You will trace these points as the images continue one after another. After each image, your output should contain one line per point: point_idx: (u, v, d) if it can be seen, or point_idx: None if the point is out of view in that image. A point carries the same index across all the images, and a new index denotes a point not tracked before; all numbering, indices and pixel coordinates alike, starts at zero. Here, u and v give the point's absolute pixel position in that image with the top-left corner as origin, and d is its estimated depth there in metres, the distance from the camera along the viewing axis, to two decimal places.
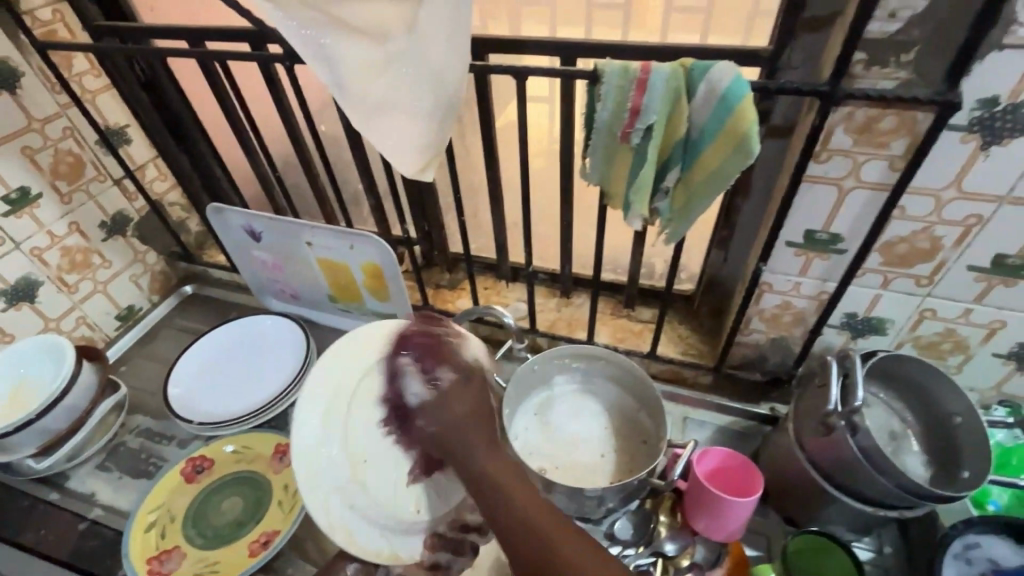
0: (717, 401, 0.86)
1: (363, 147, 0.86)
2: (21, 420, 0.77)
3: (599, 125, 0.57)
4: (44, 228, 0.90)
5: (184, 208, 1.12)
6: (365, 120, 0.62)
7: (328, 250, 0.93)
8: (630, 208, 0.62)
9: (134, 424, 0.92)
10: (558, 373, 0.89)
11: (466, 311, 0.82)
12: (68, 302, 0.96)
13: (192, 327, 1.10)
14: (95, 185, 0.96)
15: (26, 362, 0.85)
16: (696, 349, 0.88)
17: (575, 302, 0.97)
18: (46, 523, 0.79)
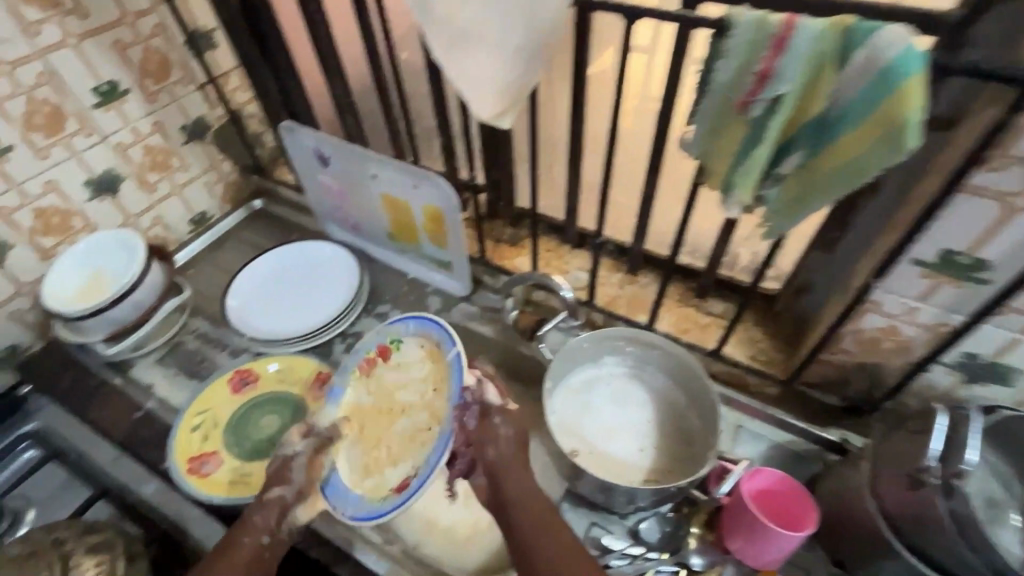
0: (778, 416, 0.78)
1: (441, 80, 0.80)
2: (93, 307, 0.81)
3: (714, 87, 0.48)
4: (130, 124, 0.92)
5: (262, 121, 1.12)
6: (446, 52, 0.56)
7: (392, 186, 0.89)
8: (730, 192, 0.54)
9: (194, 327, 0.96)
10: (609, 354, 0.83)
11: (522, 277, 0.77)
12: (147, 200, 0.99)
13: (257, 241, 1.12)
14: (180, 88, 0.97)
15: (104, 253, 0.89)
16: (767, 357, 0.80)
17: (640, 282, 0.89)
18: (108, 405, 0.85)
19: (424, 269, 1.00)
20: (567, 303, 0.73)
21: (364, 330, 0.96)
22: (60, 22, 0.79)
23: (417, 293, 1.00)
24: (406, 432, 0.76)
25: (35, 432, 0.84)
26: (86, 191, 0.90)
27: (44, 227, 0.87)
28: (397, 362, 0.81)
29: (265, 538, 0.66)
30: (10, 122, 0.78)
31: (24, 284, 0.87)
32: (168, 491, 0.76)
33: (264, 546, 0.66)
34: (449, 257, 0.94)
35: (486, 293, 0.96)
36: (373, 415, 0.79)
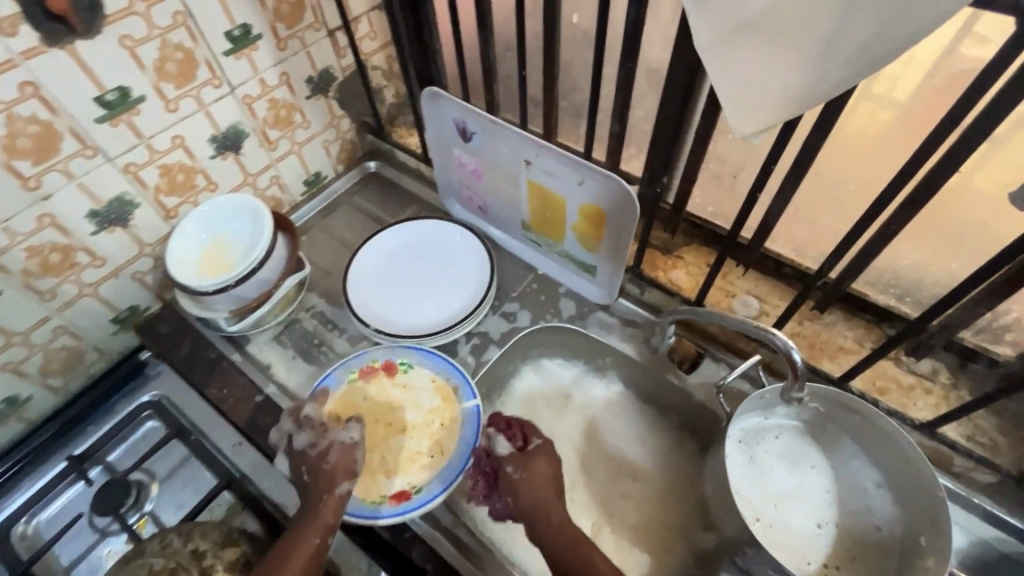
0: (987, 507, 0.64)
1: (635, 57, 0.65)
2: (221, 283, 0.76)
3: None
4: (258, 75, 0.82)
5: (386, 75, 1.00)
6: (719, 42, 0.42)
7: (546, 176, 0.77)
8: None
9: (310, 303, 0.90)
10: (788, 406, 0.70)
11: (719, 317, 0.64)
12: (266, 159, 0.91)
13: (371, 210, 1.03)
14: (311, 35, 0.85)
15: (228, 220, 0.82)
16: (987, 441, 0.67)
17: (824, 320, 0.76)
18: (228, 383, 0.81)
19: (559, 267, 0.89)
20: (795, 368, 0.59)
21: (490, 329, 0.87)
22: None
23: (548, 293, 0.90)
24: (406, 450, 0.72)
25: (156, 402, 0.81)
26: (211, 148, 0.82)
27: (168, 186, 0.80)
28: (402, 384, 0.78)
29: (329, 538, 0.60)
30: (143, 70, 0.69)
31: (147, 244, 0.82)
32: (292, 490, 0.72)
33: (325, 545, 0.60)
34: (596, 262, 0.82)
35: (631, 305, 0.85)
36: (367, 421, 0.75)
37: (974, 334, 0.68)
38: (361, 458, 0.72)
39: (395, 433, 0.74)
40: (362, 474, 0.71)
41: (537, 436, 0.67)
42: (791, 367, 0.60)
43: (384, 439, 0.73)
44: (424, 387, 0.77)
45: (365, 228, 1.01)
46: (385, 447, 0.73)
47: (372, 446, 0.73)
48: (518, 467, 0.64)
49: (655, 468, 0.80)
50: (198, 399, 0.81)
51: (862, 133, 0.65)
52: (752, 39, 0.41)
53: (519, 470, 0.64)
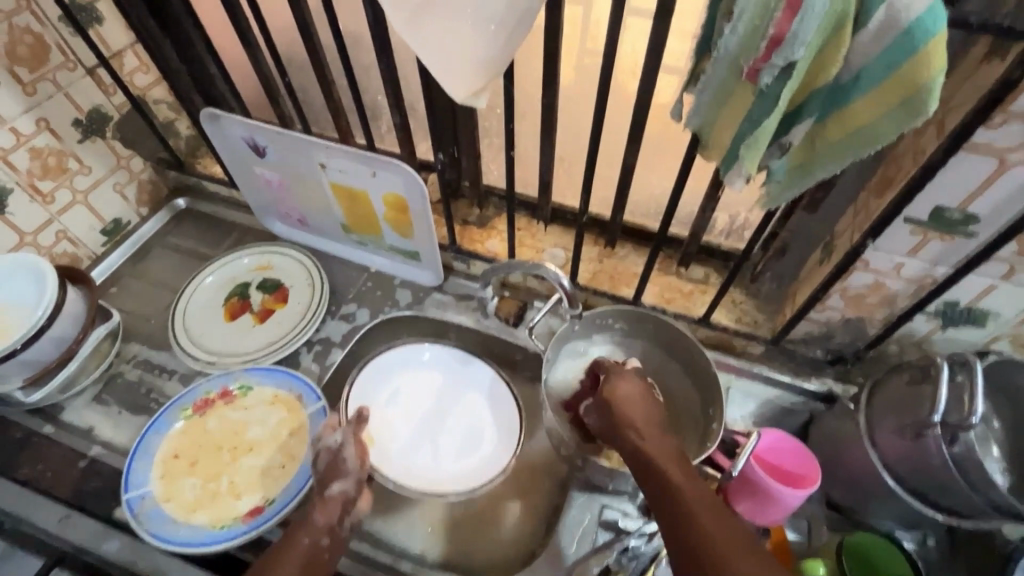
0: (765, 373, 0.80)
1: (390, 51, 0.71)
2: (5, 350, 0.69)
3: (721, 54, 0.44)
4: (6, 124, 0.76)
5: (172, 107, 0.97)
6: (410, 25, 0.49)
7: (345, 175, 0.79)
8: (732, 164, 0.51)
9: (131, 353, 0.84)
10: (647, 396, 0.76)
11: (504, 266, 0.71)
12: (44, 214, 0.84)
13: (187, 247, 0.99)
14: (64, 75, 0.81)
15: (5, 285, 0.75)
16: (751, 318, 0.81)
17: (618, 254, 0.87)
18: (42, 459, 0.74)
19: (388, 261, 0.93)
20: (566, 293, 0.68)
21: (331, 334, 0.88)
22: None
23: (384, 288, 0.93)
24: (254, 468, 0.71)
25: None
26: None
27: None
28: (242, 406, 0.76)
29: (324, 539, 0.61)
30: None
31: None
32: (132, 544, 0.67)
33: (322, 547, 0.60)
34: (416, 247, 0.86)
35: (461, 280, 0.92)
36: (209, 449, 0.72)
37: (725, 238, 0.83)
38: (205, 487, 0.70)
39: (240, 455, 0.72)
40: (209, 504, 0.68)
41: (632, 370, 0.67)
42: (565, 294, 0.69)
43: (231, 462, 0.72)
44: (266, 403, 0.76)
45: (184, 267, 0.97)
46: (231, 472, 0.71)
47: (218, 472, 0.71)
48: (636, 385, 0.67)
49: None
50: None
51: None
52: (434, 20, 0.48)
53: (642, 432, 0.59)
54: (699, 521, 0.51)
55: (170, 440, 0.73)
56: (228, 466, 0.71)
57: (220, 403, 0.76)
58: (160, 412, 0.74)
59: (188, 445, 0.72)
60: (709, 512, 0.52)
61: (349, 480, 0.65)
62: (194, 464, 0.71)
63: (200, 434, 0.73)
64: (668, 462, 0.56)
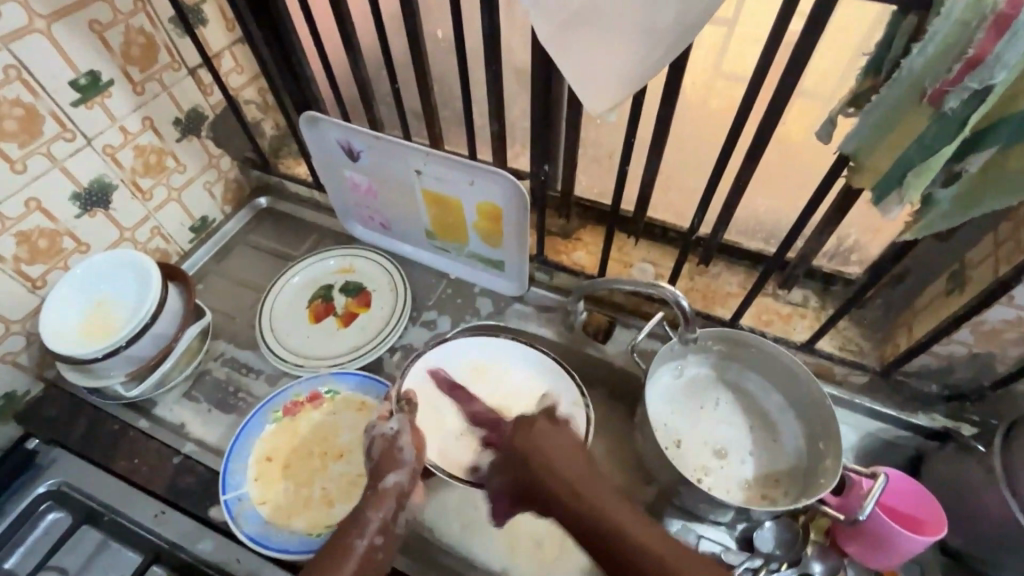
0: (868, 405, 0.75)
1: (499, 59, 0.69)
2: (111, 345, 0.70)
3: (901, 75, 0.41)
4: (116, 122, 0.77)
5: (261, 108, 0.98)
6: (559, 34, 0.47)
7: (440, 182, 0.79)
8: (889, 192, 0.49)
9: (218, 351, 0.85)
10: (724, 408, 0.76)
11: (614, 282, 0.69)
12: (143, 211, 0.86)
13: (270, 247, 1.00)
14: (170, 74, 0.82)
15: (109, 280, 0.76)
16: (855, 346, 0.77)
17: (711, 272, 0.84)
18: (137, 453, 0.74)
19: (470, 269, 0.92)
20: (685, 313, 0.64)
21: (413, 341, 0.87)
22: (23, 0, 0.63)
23: (464, 296, 0.92)
24: (346, 475, 0.71)
25: (54, 491, 0.73)
26: (75, 207, 0.76)
27: (30, 254, 0.73)
28: (331, 412, 0.76)
29: (378, 538, 0.60)
30: None
31: (15, 322, 0.74)
32: (226, 544, 0.67)
33: (376, 548, 0.60)
34: (503, 256, 0.85)
35: (541, 290, 0.90)
36: (301, 454, 0.72)
37: (828, 260, 0.79)
38: (299, 492, 0.70)
39: (331, 461, 0.72)
40: (304, 509, 0.68)
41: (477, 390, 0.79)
42: (682, 314, 0.66)
43: (323, 468, 0.72)
44: (355, 410, 0.75)
45: (267, 266, 0.97)
46: (322, 478, 0.71)
47: (310, 477, 0.71)
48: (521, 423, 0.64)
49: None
50: (104, 478, 0.73)
51: (706, 103, 0.73)
52: (583, 31, 0.46)
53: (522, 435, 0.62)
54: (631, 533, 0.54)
55: (263, 444, 0.73)
56: (320, 472, 0.71)
57: (309, 407, 0.76)
58: (254, 413, 0.74)
59: (280, 449, 0.72)
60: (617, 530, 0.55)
61: (403, 472, 0.64)
62: (287, 468, 0.71)
63: (291, 438, 0.73)
64: (566, 469, 0.58)
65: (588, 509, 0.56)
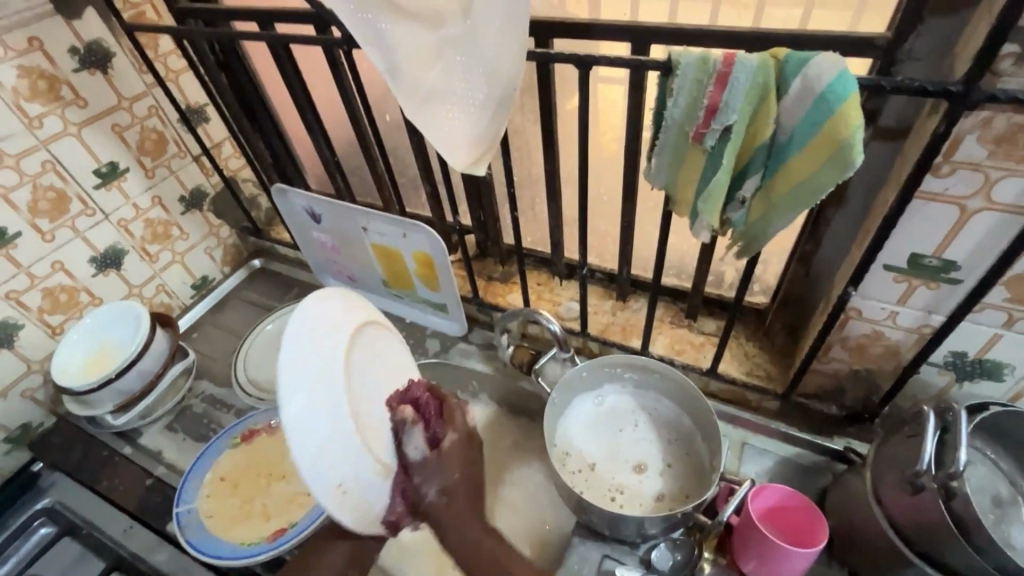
0: (783, 429, 0.78)
1: (420, 133, 0.84)
2: (103, 378, 0.84)
3: (669, 123, 0.51)
4: (130, 200, 0.96)
5: (256, 184, 1.17)
6: (417, 110, 0.59)
7: (383, 236, 0.92)
8: (697, 218, 0.56)
9: (200, 389, 0.98)
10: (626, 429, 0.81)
11: (515, 313, 0.80)
12: (149, 271, 1.03)
13: (258, 301, 1.15)
14: (177, 161, 1.02)
15: (112, 328, 0.92)
16: (763, 371, 0.80)
17: (631, 307, 0.91)
18: (118, 475, 0.86)
19: (420, 312, 1.03)
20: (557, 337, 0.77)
21: None
22: (62, 113, 0.84)
23: (416, 337, 1.02)
24: (286, 494, 0.79)
25: (49, 508, 0.85)
26: (92, 268, 0.94)
27: (52, 305, 0.90)
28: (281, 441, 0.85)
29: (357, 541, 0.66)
30: (18, 210, 0.82)
31: (35, 362, 0.90)
32: (177, 556, 0.76)
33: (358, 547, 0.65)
34: (444, 300, 0.96)
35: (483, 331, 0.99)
36: (249, 476, 0.82)
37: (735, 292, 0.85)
38: (244, 509, 0.78)
39: (274, 482, 0.81)
40: (244, 524, 0.77)
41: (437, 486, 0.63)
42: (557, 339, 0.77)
43: (267, 488, 0.80)
44: None
45: (253, 316, 1.12)
46: (265, 498, 0.79)
47: (255, 495, 0.80)
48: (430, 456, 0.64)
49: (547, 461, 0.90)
50: (89, 496, 0.85)
51: None
52: (435, 107, 0.58)
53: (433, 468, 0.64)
54: (503, 545, 0.62)
55: (218, 466, 0.83)
56: (265, 493, 0.80)
57: (261, 434, 0.86)
58: (216, 438, 0.85)
59: (232, 469, 0.82)
60: (482, 552, 0.62)
61: None
62: (235, 487, 0.81)
63: (242, 461, 0.83)
64: (480, 540, 0.62)
65: (490, 553, 0.62)
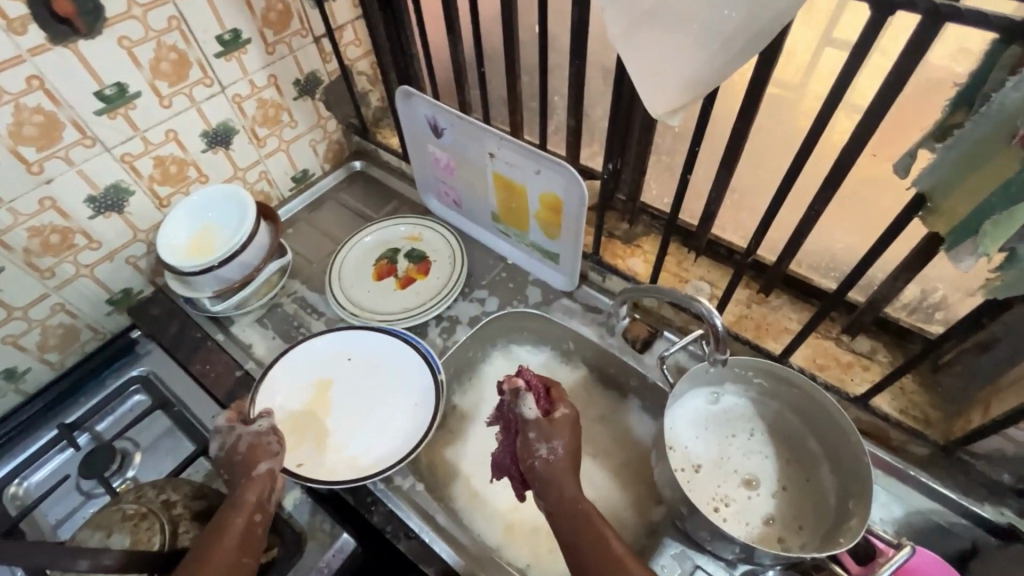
0: (923, 479, 0.67)
1: (584, 56, 0.71)
2: (206, 263, 0.82)
3: (990, 110, 0.37)
4: (247, 76, 0.89)
5: (370, 79, 1.07)
6: (629, 31, 0.47)
7: (509, 167, 0.82)
8: (963, 239, 0.44)
9: (292, 289, 0.96)
10: (739, 436, 0.73)
11: (655, 290, 0.69)
12: (255, 155, 0.98)
13: (354, 206, 1.09)
14: (297, 40, 0.92)
15: (217, 210, 0.89)
16: (920, 414, 0.70)
17: (770, 303, 0.80)
18: (210, 360, 0.86)
19: (526, 256, 0.94)
20: (717, 334, 0.62)
21: (459, 314, 0.92)
22: None
23: (516, 281, 0.95)
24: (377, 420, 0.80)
25: (144, 377, 0.87)
26: (202, 143, 0.89)
27: (161, 176, 0.86)
28: (376, 365, 0.85)
29: (257, 515, 0.62)
30: (139, 68, 0.76)
31: (142, 230, 0.88)
32: None
33: (257, 522, 0.61)
34: (559, 249, 0.87)
35: (591, 292, 0.90)
36: (342, 389, 0.83)
37: (908, 314, 0.72)
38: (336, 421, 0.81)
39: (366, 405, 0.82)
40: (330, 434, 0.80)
41: (548, 445, 0.65)
42: (714, 333, 0.63)
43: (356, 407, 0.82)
44: (400, 367, 0.84)
45: (348, 222, 1.07)
46: (352, 414, 0.82)
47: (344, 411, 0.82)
48: (539, 431, 0.65)
49: (635, 443, 0.84)
50: (183, 375, 0.86)
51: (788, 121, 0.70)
52: (653, 31, 0.46)
53: (542, 441, 0.65)
54: (595, 523, 0.61)
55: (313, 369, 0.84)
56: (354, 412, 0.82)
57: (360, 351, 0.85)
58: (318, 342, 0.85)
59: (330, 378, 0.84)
60: (580, 521, 0.61)
61: (275, 460, 0.68)
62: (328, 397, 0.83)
63: (339, 373, 0.84)
64: (576, 497, 0.63)
65: (582, 515, 0.62)
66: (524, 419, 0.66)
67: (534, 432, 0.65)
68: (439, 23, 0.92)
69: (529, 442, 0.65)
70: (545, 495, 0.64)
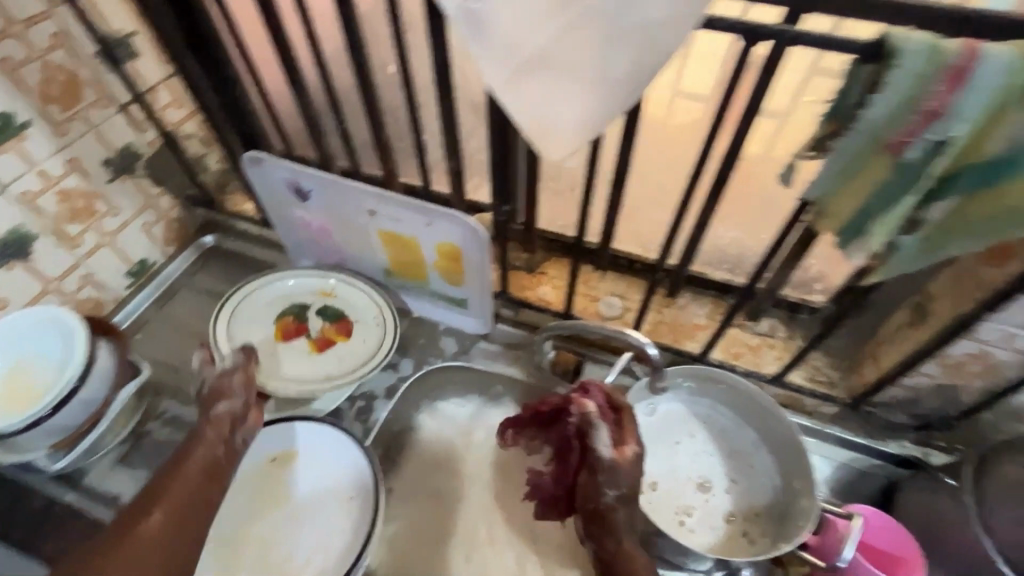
0: (838, 434, 0.74)
1: (454, 97, 0.66)
2: (30, 416, 0.63)
3: (863, 125, 0.40)
4: (35, 167, 0.71)
5: (203, 141, 0.92)
6: (509, 80, 0.43)
7: (395, 223, 0.75)
8: (853, 237, 0.47)
9: (158, 410, 0.79)
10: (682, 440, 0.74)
11: (580, 327, 0.68)
12: (70, 259, 0.79)
13: (218, 290, 0.93)
14: (97, 112, 0.75)
15: (31, 340, 0.70)
16: (825, 377, 0.77)
17: (678, 303, 0.83)
18: (65, 534, 0.70)
19: (432, 307, 0.88)
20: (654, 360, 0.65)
21: (375, 387, 0.85)
22: None
23: (427, 335, 0.88)
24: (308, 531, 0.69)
25: None
26: None
27: None
28: (292, 467, 0.72)
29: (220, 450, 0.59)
30: None
31: None
32: None
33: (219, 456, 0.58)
34: (465, 295, 0.82)
35: (507, 326, 0.87)
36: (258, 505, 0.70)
37: (794, 289, 0.79)
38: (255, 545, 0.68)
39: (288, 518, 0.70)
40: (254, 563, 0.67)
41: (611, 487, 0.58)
42: (652, 360, 0.66)
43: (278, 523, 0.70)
44: (322, 465, 0.72)
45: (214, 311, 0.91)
46: (276, 532, 0.69)
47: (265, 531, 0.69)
48: (606, 468, 0.58)
49: None
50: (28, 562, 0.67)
51: None
52: (538, 75, 0.42)
53: (610, 482, 0.58)
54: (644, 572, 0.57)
55: None
56: (275, 529, 0.69)
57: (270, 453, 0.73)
58: None
59: (239, 495, 0.70)
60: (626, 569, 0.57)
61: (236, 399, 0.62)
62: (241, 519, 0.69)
63: (250, 487, 0.71)
64: (630, 548, 0.58)
65: (632, 570, 0.57)
66: (598, 459, 0.58)
67: (604, 473, 0.58)
68: (275, 71, 0.81)
69: (602, 486, 0.58)
70: (598, 540, 0.60)
